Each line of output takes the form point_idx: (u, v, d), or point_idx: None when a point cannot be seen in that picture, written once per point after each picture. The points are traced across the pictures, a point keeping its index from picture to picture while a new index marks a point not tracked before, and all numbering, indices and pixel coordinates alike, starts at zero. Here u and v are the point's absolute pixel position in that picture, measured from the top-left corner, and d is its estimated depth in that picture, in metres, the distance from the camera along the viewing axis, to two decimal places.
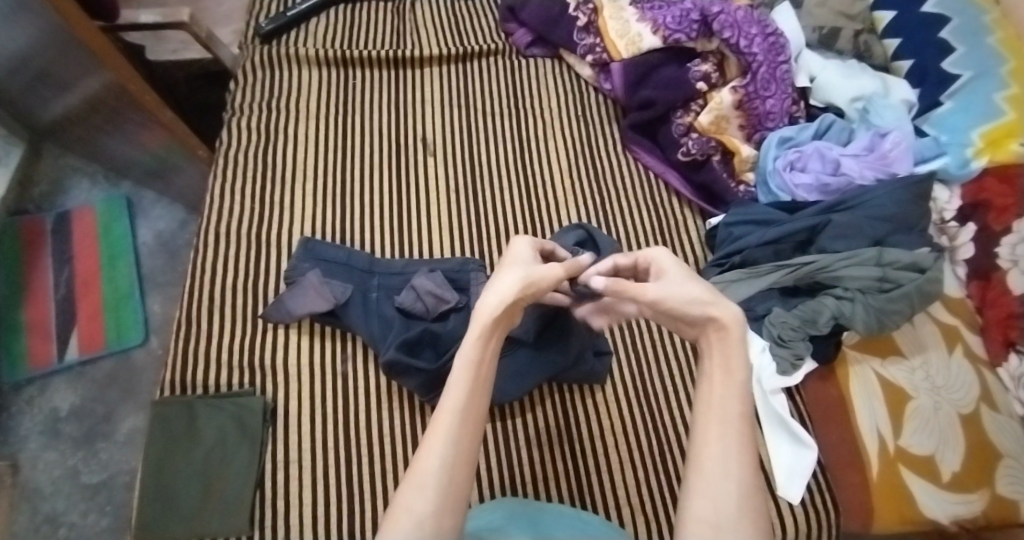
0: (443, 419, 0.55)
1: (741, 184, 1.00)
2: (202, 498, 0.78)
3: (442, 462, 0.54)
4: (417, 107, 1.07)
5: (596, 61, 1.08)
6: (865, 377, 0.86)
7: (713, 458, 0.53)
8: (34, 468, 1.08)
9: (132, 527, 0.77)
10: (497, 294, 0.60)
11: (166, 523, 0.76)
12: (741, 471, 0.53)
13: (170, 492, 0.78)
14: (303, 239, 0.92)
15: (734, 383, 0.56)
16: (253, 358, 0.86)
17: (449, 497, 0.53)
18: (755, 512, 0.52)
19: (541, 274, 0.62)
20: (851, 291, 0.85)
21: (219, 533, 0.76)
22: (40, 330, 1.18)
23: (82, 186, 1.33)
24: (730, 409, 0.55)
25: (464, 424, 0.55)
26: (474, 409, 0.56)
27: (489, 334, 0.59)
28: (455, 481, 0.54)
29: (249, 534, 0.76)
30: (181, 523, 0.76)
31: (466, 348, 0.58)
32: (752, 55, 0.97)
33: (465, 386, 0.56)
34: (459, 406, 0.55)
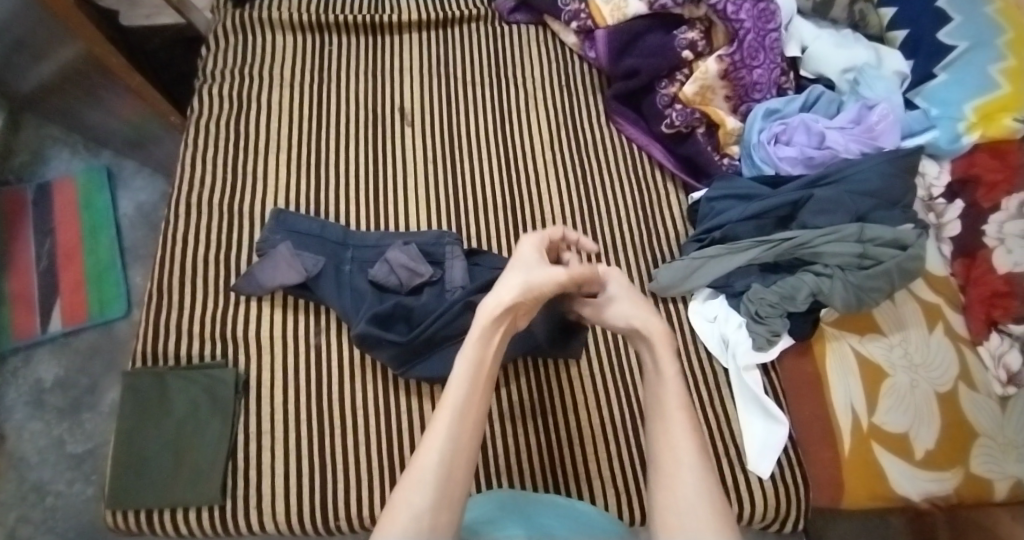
0: (443, 415, 0.57)
1: (725, 157, 0.98)
2: (174, 468, 0.78)
3: (442, 456, 0.54)
4: (396, 75, 1.04)
5: (581, 28, 1.05)
6: (841, 353, 0.85)
7: (669, 455, 0.56)
8: (21, 438, 1.09)
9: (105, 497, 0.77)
10: (499, 295, 0.62)
11: (138, 494, 0.77)
12: (694, 461, 0.55)
13: (142, 463, 0.78)
14: (276, 210, 0.91)
15: (665, 379, 0.61)
16: (224, 330, 0.86)
17: (446, 492, 0.53)
18: (716, 501, 0.54)
19: (542, 279, 0.64)
20: (830, 267, 0.84)
21: (192, 502, 0.76)
22: (23, 300, 1.18)
23: (62, 156, 1.31)
24: (670, 400, 0.60)
25: (464, 419, 0.57)
26: (474, 406, 0.57)
27: (487, 334, 0.61)
28: (454, 477, 0.54)
29: (222, 503, 0.77)
30: (154, 494, 0.77)
31: (466, 347, 0.60)
32: (739, 22, 0.92)
33: (465, 381, 0.58)
34: (458, 401, 0.57)
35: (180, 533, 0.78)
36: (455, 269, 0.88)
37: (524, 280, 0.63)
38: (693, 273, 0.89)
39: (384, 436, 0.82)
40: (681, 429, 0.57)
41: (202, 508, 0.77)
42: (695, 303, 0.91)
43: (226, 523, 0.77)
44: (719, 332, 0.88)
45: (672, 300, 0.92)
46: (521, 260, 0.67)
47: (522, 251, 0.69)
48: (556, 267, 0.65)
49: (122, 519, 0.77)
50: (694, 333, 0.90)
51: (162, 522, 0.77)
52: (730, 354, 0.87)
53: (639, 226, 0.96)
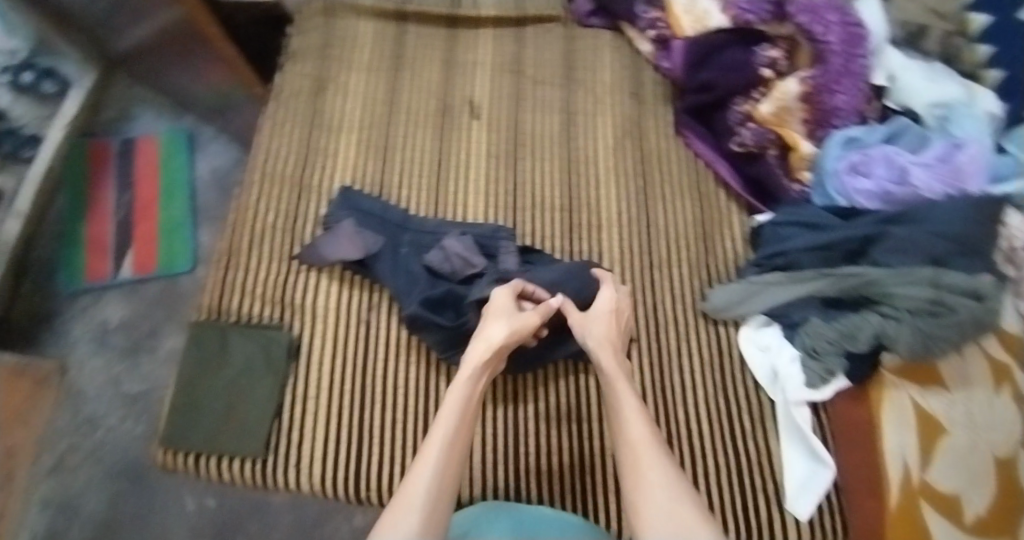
0: (432, 447, 0.67)
1: (796, 183, 0.94)
2: (224, 418, 0.83)
3: (430, 482, 0.64)
4: (470, 69, 1.05)
5: (658, 37, 1.05)
6: (899, 404, 0.80)
7: (639, 460, 0.67)
8: (81, 371, 1.19)
9: (161, 435, 0.83)
10: (488, 341, 0.76)
11: (191, 436, 0.83)
12: (654, 450, 0.68)
13: (196, 408, 0.84)
14: (343, 188, 0.94)
15: (619, 394, 0.74)
16: (281, 295, 0.89)
17: (433, 508, 0.62)
18: (682, 488, 0.64)
19: (521, 321, 0.79)
20: (899, 310, 0.79)
21: (237, 451, 0.81)
22: (99, 246, 1.25)
23: (148, 116, 1.37)
24: (628, 409, 0.73)
25: (450, 454, 0.67)
26: (457, 445, 0.68)
27: (472, 378, 0.74)
28: (440, 499, 0.63)
29: (264, 456, 0.82)
30: (203, 438, 0.83)
31: (455, 391, 0.73)
32: (825, 44, 0.89)
33: (453, 419, 0.70)
34: (445, 434, 0.68)
35: (221, 479, 0.83)
36: (507, 258, 0.89)
37: (507, 328, 0.77)
38: (749, 298, 0.88)
39: (422, 417, 0.84)
40: (641, 427, 0.70)
41: (245, 459, 0.81)
42: (748, 329, 0.90)
43: (264, 476, 0.81)
44: (770, 362, 0.87)
45: (725, 323, 0.92)
46: (499, 307, 0.80)
47: (498, 296, 0.81)
48: (529, 311, 0.80)
49: (172, 456, 0.83)
50: (744, 362, 0.90)
51: (206, 465, 0.83)
52: (779, 388, 0.86)
53: (697, 244, 0.95)
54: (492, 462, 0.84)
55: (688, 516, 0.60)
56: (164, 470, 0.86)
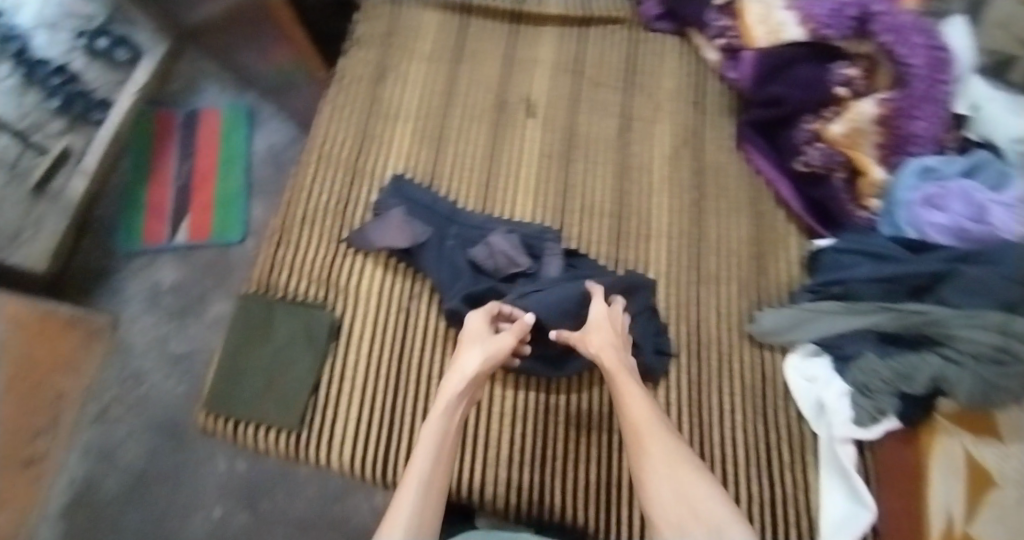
0: (421, 456, 0.68)
1: (862, 209, 0.89)
2: (265, 389, 0.86)
3: (421, 486, 0.65)
4: (531, 66, 1.03)
5: (727, 46, 1.01)
6: (950, 451, 0.73)
7: (641, 436, 0.70)
8: (131, 328, 1.23)
9: (203, 400, 0.86)
10: (461, 375, 0.75)
11: (232, 404, 0.86)
12: (660, 428, 0.71)
13: (239, 378, 0.87)
14: (395, 177, 0.94)
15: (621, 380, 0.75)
16: (327, 276, 0.91)
17: (426, 506, 0.64)
18: (681, 459, 0.67)
19: (495, 347, 0.77)
20: (962, 354, 0.72)
21: (275, 423, 0.84)
22: (157, 211, 1.29)
23: (213, 89, 1.40)
24: (633, 392, 0.74)
25: (431, 478, 0.67)
26: (438, 470, 0.68)
27: (449, 410, 0.73)
28: (428, 504, 0.65)
29: (299, 430, 0.85)
30: (243, 406, 0.85)
31: (430, 425, 0.72)
32: (908, 67, 0.83)
33: (430, 449, 0.69)
34: (432, 443, 0.69)
35: (256, 448, 0.86)
36: (551, 262, 0.88)
37: (480, 356, 0.76)
38: (801, 325, 0.85)
39: None
40: (643, 405, 0.72)
41: (282, 431, 0.84)
42: (795, 357, 0.87)
43: (300, 449, 0.84)
44: (816, 394, 0.84)
45: (771, 348, 0.89)
46: (473, 333, 0.79)
47: (471, 324, 0.80)
48: (503, 334, 0.78)
49: (212, 421, 0.86)
50: (788, 390, 0.87)
51: (244, 434, 0.85)
52: (825, 423, 0.82)
53: (750, 264, 0.92)
54: (516, 465, 0.87)
55: (690, 488, 0.64)
56: (204, 433, 0.89)
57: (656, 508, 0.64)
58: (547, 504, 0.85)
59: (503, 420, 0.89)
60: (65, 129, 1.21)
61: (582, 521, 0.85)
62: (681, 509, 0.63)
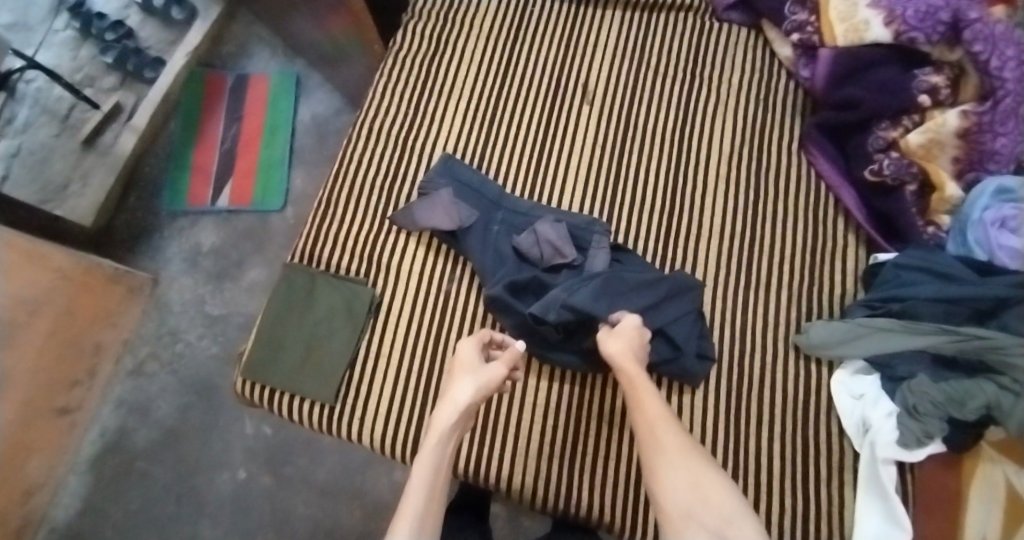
0: (424, 460, 0.68)
1: (929, 225, 0.86)
2: (302, 361, 0.87)
3: (424, 495, 0.65)
4: (590, 51, 1.00)
5: (802, 42, 0.95)
6: (991, 479, 0.75)
7: (648, 431, 0.70)
8: (170, 287, 1.25)
9: (242, 366, 0.88)
10: (454, 406, 0.71)
11: (268, 372, 0.87)
12: (669, 427, 0.70)
13: (277, 347, 0.87)
14: (445, 156, 0.92)
15: (635, 376, 0.73)
16: (373, 251, 0.91)
17: (426, 520, 0.64)
18: (687, 452, 0.67)
19: (488, 377, 0.74)
20: (1020, 384, 0.72)
21: (309, 394, 0.85)
22: (202, 172, 1.29)
23: (263, 54, 1.38)
24: (647, 388, 0.73)
25: (435, 478, 0.67)
26: (440, 477, 0.68)
27: (443, 439, 0.70)
28: (430, 510, 0.65)
29: (333, 404, 0.85)
30: (280, 375, 0.86)
31: (423, 455, 0.68)
32: (999, 81, 0.79)
33: (434, 451, 0.69)
34: (432, 458, 0.68)
35: (291, 417, 0.87)
36: (598, 257, 0.86)
37: (473, 386, 0.73)
38: (851, 340, 0.81)
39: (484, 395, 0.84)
40: (656, 403, 0.71)
41: (316, 403, 0.85)
42: (842, 373, 0.83)
43: (333, 423, 0.85)
44: (861, 413, 0.80)
45: (818, 362, 0.85)
46: (465, 360, 0.76)
47: (462, 350, 0.77)
48: (496, 362, 0.76)
49: (249, 388, 0.88)
50: (833, 405, 0.83)
51: (280, 402, 0.87)
52: (868, 441, 0.79)
53: (804, 272, 0.89)
54: (546, 457, 0.86)
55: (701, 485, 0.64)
56: (240, 399, 0.92)
57: (667, 499, 0.64)
58: (575, 500, 0.84)
59: (535, 409, 0.88)
60: (118, 85, 1.26)
61: (608, 518, 0.83)
62: (689, 501, 0.64)
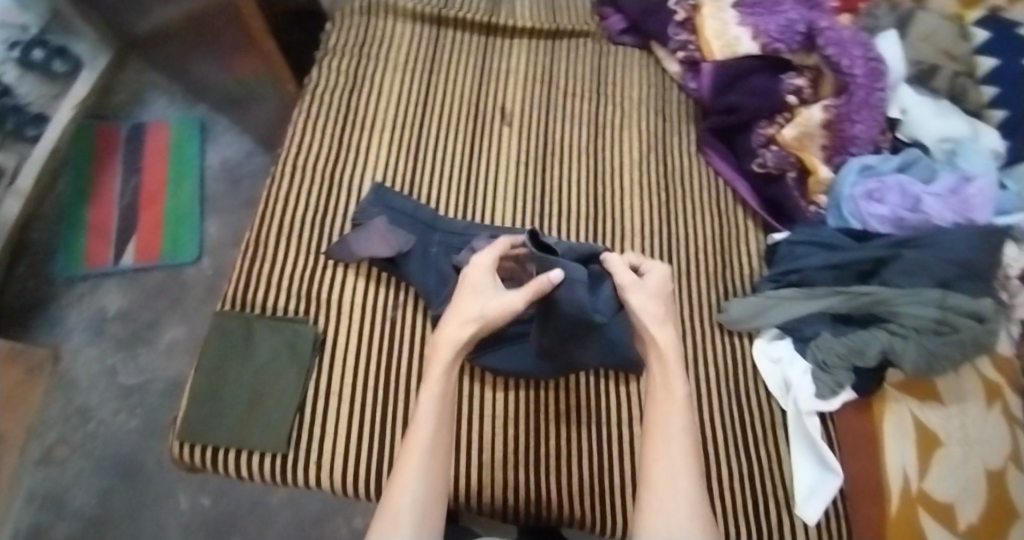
0: (417, 447, 0.67)
1: (811, 205, 0.98)
2: (245, 412, 0.80)
3: (417, 487, 0.64)
4: (502, 78, 1.07)
5: (687, 59, 1.08)
6: (900, 416, 0.86)
7: (660, 430, 0.70)
8: (75, 360, 1.14)
9: (177, 427, 0.79)
10: (458, 333, 0.73)
11: (209, 429, 0.79)
12: (680, 419, 0.70)
13: (216, 401, 0.80)
14: (375, 186, 0.94)
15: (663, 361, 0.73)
16: (312, 288, 0.88)
17: (428, 508, 0.64)
18: (686, 458, 0.67)
19: (496, 306, 0.73)
20: (905, 328, 0.84)
21: (257, 446, 0.78)
22: (101, 232, 1.22)
23: (160, 101, 1.36)
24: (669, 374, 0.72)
25: (432, 460, 0.67)
26: (438, 457, 0.67)
27: (448, 373, 0.72)
28: (430, 500, 0.65)
29: (285, 452, 0.78)
30: (224, 432, 0.79)
31: (421, 435, 0.68)
32: (851, 77, 0.93)
33: (430, 425, 0.68)
34: (425, 443, 0.67)
35: (239, 475, 0.79)
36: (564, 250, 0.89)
37: (485, 309, 0.73)
38: (765, 311, 0.92)
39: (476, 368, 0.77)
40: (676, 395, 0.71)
41: (265, 455, 0.78)
42: (761, 342, 0.94)
43: (286, 473, 0.78)
44: (782, 373, 0.91)
45: (739, 335, 0.95)
46: (475, 284, 0.76)
47: (479, 263, 0.78)
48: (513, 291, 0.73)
49: (188, 452, 0.79)
50: (757, 372, 0.93)
51: (226, 462, 0.79)
52: (791, 398, 0.89)
53: (716, 258, 0.99)
54: (511, 466, 0.86)
55: (684, 501, 0.64)
56: (177, 465, 0.82)
57: (662, 493, 0.65)
58: (545, 503, 0.85)
59: (495, 421, 0.89)
60: None
61: (578, 515, 0.85)
62: (674, 513, 0.64)
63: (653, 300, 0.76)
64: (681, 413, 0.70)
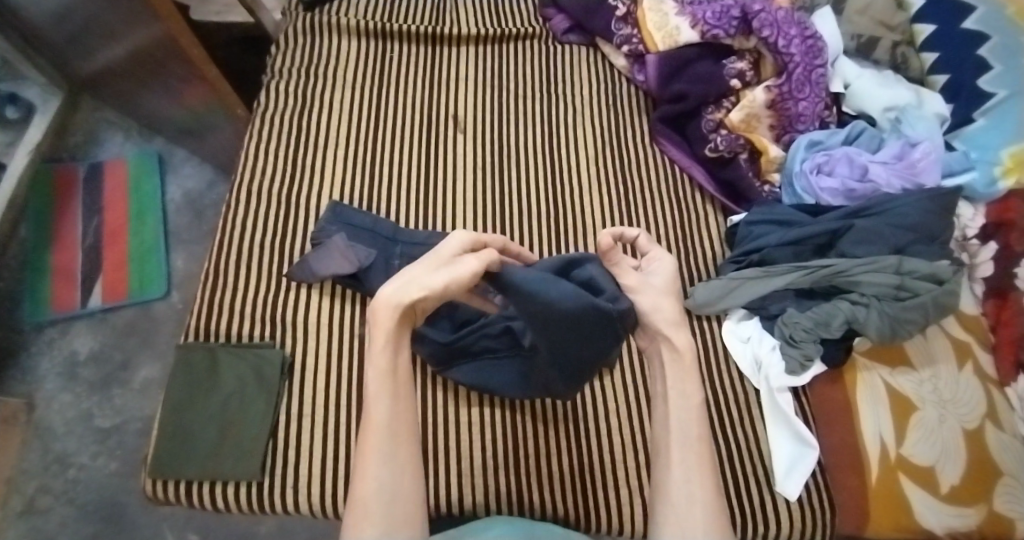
0: (376, 438, 0.63)
1: (765, 184, 1.00)
2: (215, 443, 0.79)
3: (382, 482, 0.61)
4: (452, 86, 1.08)
5: (632, 52, 1.08)
6: (872, 385, 0.87)
7: (674, 425, 0.67)
8: (49, 408, 1.12)
9: (147, 464, 0.78)
10: (406, 291, 0.66)
11: (179, 465, 0.78)
12: (689, 407, 0.68)
13: (184, 436, 0.79)
14: (332, 203, 0.94)
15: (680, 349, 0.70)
16: (275, 312, 0.87)
17: (403, 499, 0.61)
18: (700, 462, 0.65)
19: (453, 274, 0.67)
20: (867, 297, 0.86)
21: (230, 476, 0.77)
22: (66, 275, 1.22)
23: (116, 139, 1.36)
24: (686, 361, 0.69)
25: (395, 441, 0.64)
26: (401, 439, 0.64)
27: (394, 342, 0.67)
28: (401, 493, 0.61)
29: (260, 479, 0.78)
30: (195, 465, 0.78)
31: (377, 414, 0.64)
32: (789, 56, 0.95)
33: (386, 401, 0.65)
34: (383, 425, 0.64)
35: (214, 506, 0.78)
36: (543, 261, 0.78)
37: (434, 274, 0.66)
38: (729, 293, 0.91)
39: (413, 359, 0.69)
40: (688, 385, 0.69)
41: (239, 483, 0.77)
42: (729, 323, 0.94)
43: (262, 501, 0.78)
44: (753, 353, 0.91)
45: (708, 319, 0.95)
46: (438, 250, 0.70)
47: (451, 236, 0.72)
48: (471, 260, 0.68)
49: (161, 488, 0.78)
50: (728, 353, 0.92)
51: (201, 495, 0.78)
52: (762, 376, 0.89)
53: (678, 244, 0.98)
54: (492, 471, 0.86)
55: (698, 513, 0.62)
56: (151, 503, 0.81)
57: (673, 490, 0.64)
58: (528, 503, 0.84)
59: (471, 428, 0.88)
60: None
61: (562, 513, 0.84)
62: (684, 509, 0.62)
63: (666, 300, 0.72)
64: (692, 407, 0.68)
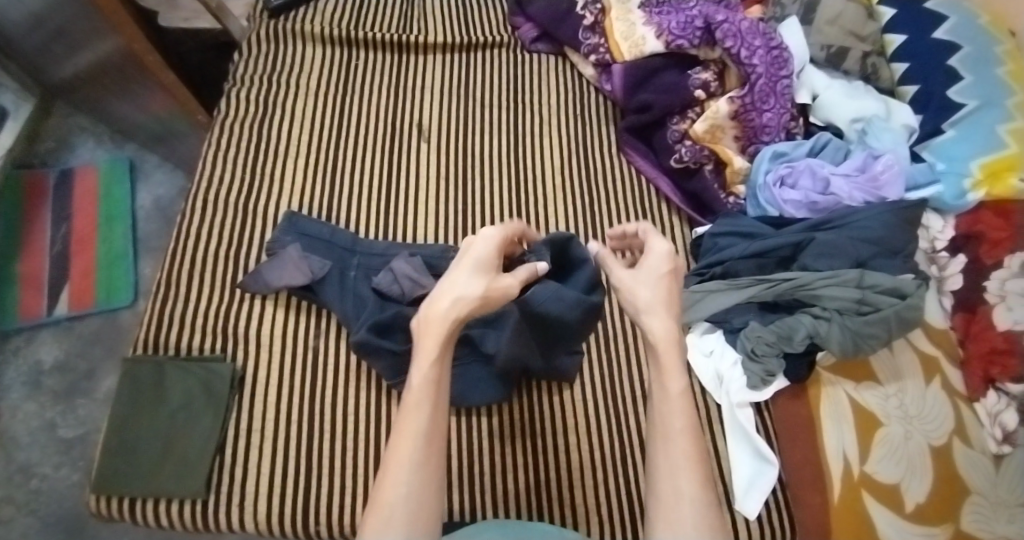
0: (409, 440, 0.57)
1: (730, 196, 0.99)
2: (161, 458, 0.78)
3: (408, 489, 0.55)
4: (417, 94, 1.07)
5: (599, 62, 1.07)
6: (836, 400, 0.85)
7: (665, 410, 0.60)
8: (13, 418, 1.11)
9: (92, 479, 0.77)
10: (455, 302, 0.59)
11: (124, 480, 0.77)
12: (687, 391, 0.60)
13: (131, 450, 0.78)
14: (289, 214, 0.93)
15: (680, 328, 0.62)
16: (228, 324, 0.86)
17: (424, 506, 0.56)
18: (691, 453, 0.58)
19: (501, 288, 0.62)
20: (829, 311, 0.84)
21: (176, 493, 0.76)
22: (32, 282, 1.21)
23: (88, 145, 1.36)
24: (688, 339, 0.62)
25: (429, 445, 0.57)
26: (434, 447, 0.58)
27: (440, 357, 0.59)
28: (425, 501, 0.56)
29: (205, 496, 0.77)
30: (139, 481, 0.77)
31: (419, 421, 0.58)
32: (751, 67, 0.95)
33: (427, 408, 0.58)
34: (421, 428, 0.57)
35: (160, 523, 0.77)
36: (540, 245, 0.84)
37: (483, 285, 0.60)
38: (692, 306, 0.90)
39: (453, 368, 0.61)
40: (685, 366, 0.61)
41: (184, 501, 0.76)
42: (693, 336, 0.92)
43: (209, 517, 0.76)
44: (714, 367, 0.89)
45: None
46: (477, 253, 0.63)
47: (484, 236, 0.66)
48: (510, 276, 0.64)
49: (105, 504, 0.77)
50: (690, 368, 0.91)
51: (147, 512, 0.77)
52: (723, 391, 0.88)
53: None
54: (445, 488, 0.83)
55: (690, 505, 0.56)
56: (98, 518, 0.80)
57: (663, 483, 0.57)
58: None
59: None
60: None
61: None
62: (677, 507, 0.56)
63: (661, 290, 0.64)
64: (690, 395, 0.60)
